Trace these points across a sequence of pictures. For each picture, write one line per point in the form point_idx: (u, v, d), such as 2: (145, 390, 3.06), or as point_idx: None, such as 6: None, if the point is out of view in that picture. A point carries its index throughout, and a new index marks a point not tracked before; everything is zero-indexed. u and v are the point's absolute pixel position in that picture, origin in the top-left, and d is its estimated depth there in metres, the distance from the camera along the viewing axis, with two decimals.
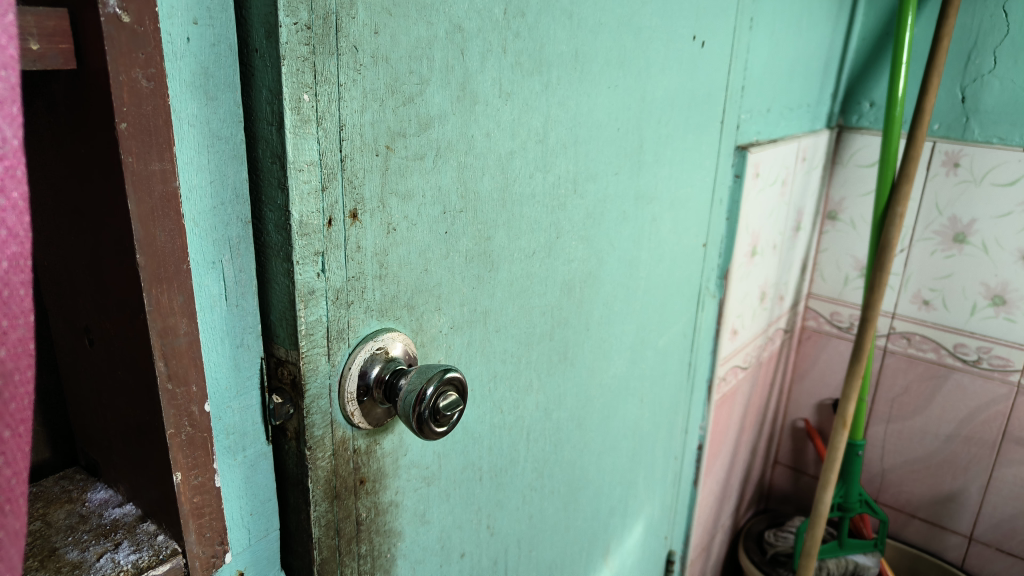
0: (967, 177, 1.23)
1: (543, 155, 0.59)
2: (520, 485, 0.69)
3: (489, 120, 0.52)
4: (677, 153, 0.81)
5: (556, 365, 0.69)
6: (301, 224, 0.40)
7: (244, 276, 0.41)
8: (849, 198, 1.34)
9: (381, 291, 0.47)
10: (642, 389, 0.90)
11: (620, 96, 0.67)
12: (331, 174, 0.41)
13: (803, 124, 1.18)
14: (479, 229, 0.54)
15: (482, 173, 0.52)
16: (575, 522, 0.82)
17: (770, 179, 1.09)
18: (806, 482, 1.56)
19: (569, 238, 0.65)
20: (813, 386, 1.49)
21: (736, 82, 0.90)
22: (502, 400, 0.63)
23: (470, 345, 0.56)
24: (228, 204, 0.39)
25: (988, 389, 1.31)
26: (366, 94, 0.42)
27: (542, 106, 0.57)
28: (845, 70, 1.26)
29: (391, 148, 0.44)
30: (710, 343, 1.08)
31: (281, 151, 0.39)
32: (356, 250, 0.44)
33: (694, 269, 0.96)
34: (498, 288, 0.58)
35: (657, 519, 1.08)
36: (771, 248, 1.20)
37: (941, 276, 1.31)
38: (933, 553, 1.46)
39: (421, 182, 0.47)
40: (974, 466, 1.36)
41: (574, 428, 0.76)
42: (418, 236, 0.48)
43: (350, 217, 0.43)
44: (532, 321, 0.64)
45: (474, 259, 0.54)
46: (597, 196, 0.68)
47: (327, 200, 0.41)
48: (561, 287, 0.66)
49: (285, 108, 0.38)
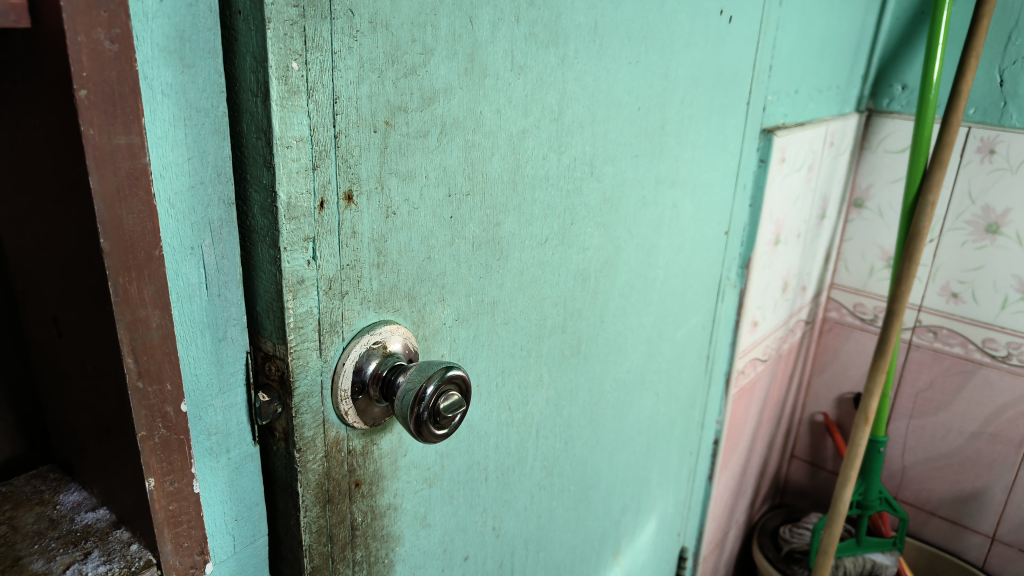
0: (1002, 164, 1.18)
1: (558, 134, 0.55)
2: (529, 485, 0.66)
3: (500, 95, 0.48)
4: (700, 136, 0.76)
5: (568, 358, 0.66)
6: (289, 207, 0.37)
7: (227, 263, 0.37)
8: (877, 185, 1.28)
9: (379, 281, 0.43)
10: (657, 383, 0.86)
11: (642, 72, 0.62)
12: (323, 151, 0.37)
13: (832, 107, 1.13)
14: (487, 214, 0.50)
15: (491, 154, 0.48)
16: (586, 521, 0.79)
17: (796, 164, 1.04)
18: (824, 477, 1.52)
19: (584, 225, 0.61)
20: (834, 379, 1.44)
21: (764, 62, 0.85)
22: (510, 396, 0.59)
23: (477, 338, 0.53)
24: (209, 184, 0.36)
25: (1017, 386, 1.26)
26: (363, 63, 0.38)
27: (558, 82, 0.53)
28: (877, 51, 1.20)
29: (391, 124, 0.41)
30: (729, 335, 1.03)
31: (266, 125, 0.35)
32: (351, 235, 0.40)
33: (715, 259, 0.91)
34: (507, 278, 0.54)
35: (670, 516, 1.05)
36: (795, 237, 1.15)
37: (971, 268, 1.25)
38: (954, 553, 1.41)
39: (424, 162, 0.43)
40: (999, 464, 1.32)
41: (587, 424, 0.73)
42: (420, 220, 0.44)
43: (345, 199, 0.39)
44: (543, 312, 0.60)
45: (482, 246, 0.50)
46: (615, 179, 0.64)
47: (319, 180, 0.37)
48: (575, 276, 0.63)
49: (271, 77, 0.34)
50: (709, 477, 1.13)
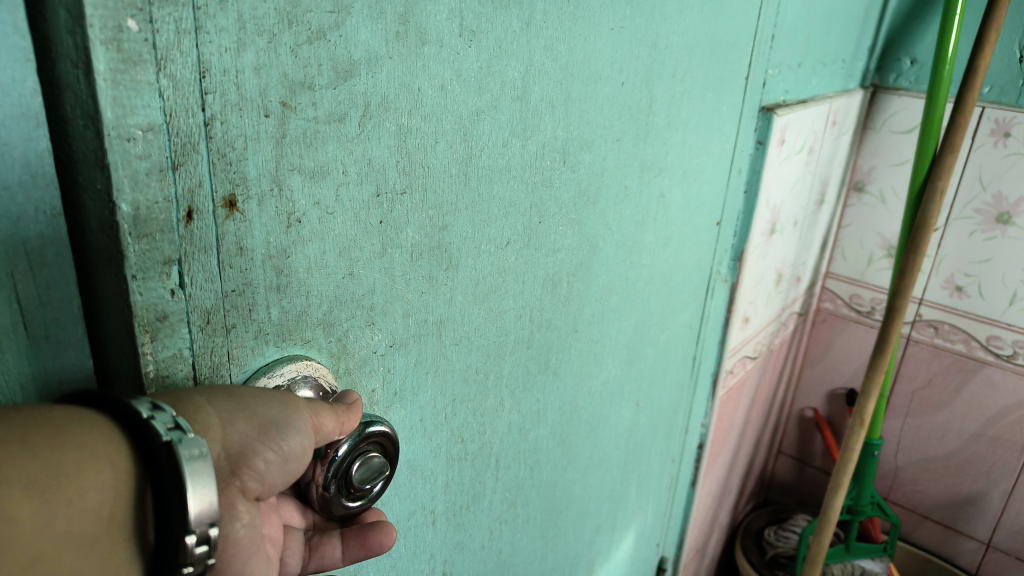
0: (1017, 149, 1.09)
1: (522, 116, 0.45)
2: (488, 520, 0.57)
3: (444, 67, 0.38)
4: (693, 115, 0.67)
5: (535, 376, 0.57)
6: (138, 220, 0.27)
7: (57, 293, 0.28)
8: (880, 167, 1.19)
9: (280, 308, 0.33)
10: (638, 392, 0.77)
11: (626, 40, 0.52)
12: (186, 144, 0.27)
13: (836, 83, 1.03)
14: (430, 216, 0.40)
15: (434, 142, 0.39)
16: (555, 548, 0.71)
17: (796, 146, 0.95)
18: (811, 473, 1.45)
19: (554, 223, 0.52)
20: (826, 372, 1.36)
21: (766, 31, 0.75)
22: (463, 427, 0.50)
23: (419, 366, 0.43)
24: (17, 188, 0.26)
25: (1021, 386, 1.18)
26: (244, 22, 0.28)
27: (522, 51, 0.43)
28: (886, 22, 1.10)
29: (289, 105, 0.31)
30: (718, 333, 0.95)
31: (94, 107, 0.25)
32: (236, 252, 0.31)
33: (706, 252, 0.82)
34: (458, 291, 0.44)
35: (649, 527, 0.97)
36: (791, 224, 1.06)
37: (978, 261, 1.17)
38: (946, 558, 1.35)
39: (341, 153, 0.34)
40: (998, 470, 1.25)
41: (557, 445, 0.64)
42: (337, 228, 0.35)
43: (224, 206, 0.29)
44: (504, 327, 0.50)
45: (425, 255, 0.41)
46: (593, 168, 0.54)
47: (183, 182, 0.28)
48: (543, 282, 0.53)
49: (93, 38, 0.24)
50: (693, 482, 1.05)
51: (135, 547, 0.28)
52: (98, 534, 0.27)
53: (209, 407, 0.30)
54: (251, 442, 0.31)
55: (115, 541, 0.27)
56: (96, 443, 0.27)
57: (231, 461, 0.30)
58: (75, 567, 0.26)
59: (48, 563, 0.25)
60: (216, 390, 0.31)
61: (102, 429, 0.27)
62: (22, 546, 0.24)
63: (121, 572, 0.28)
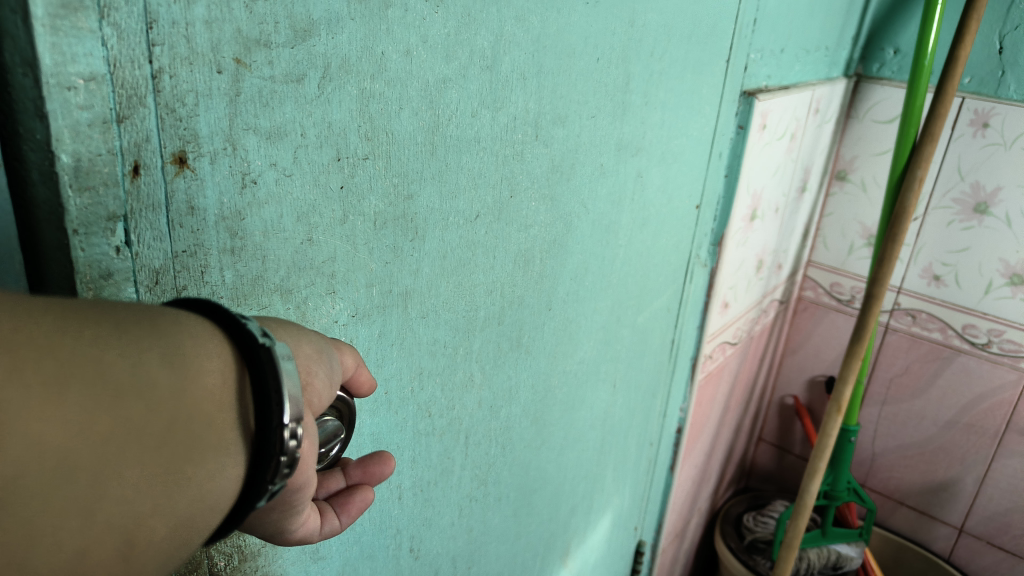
0: (997, 139, 1.09)
1: (492, 87, 0.44)
2: (457, 498, 0.57)
3: (409, 32, 0.37)
4: (672, 95, 0.66)
5: (506, 353, 0.56)
6: (79, 173, 0.26)
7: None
8: (861, 157, 1.20)
9: (234, 271, 0.33)
10: (614, 375, 0.77)
11: (602, 15, 0.52)
12: (132, 96, 0.27)
13: (820, 70, 1.03)
14: (395, 183, 0.39)
15: (399, 108, 0.38)
16: (527, 529, 0.70)
17: (778, 132, 0.94)
18: (790, 461, 1.46)
19: (526, 197, 0.51)
20: (805, 361, 1.37)
21: (749, 12, 0.74)
22: (430, 401, 0.49)
23: (384, 338, 0.43)
24: None
25: (996, 374, 1.19)
26: None
27: (492, 19, 0.42)
28: (869, 11, 1.10)
29: (243, 63, 0.30)
30: (697, 318, 0.95)
31: (32, 54, 0.24)
32: (188, 212, 0.30)
33: (684, 235, 0.82)
34: (425, 262, 0.44)
35: (626, 511, 0.97)
36: (772, 211, 1.06)
37: (956, 250, 1.18)
38: (919, 543, 1.36)
39: (299, 115, 0.33)
40: (971, 456, 1.26)
41: (530, 425, 0.64)
42: (295, 191, 0.34)
43: (174, 162, 0.29)
44: (474, 301, 0.50)
45: (389, 223, 0.40)
46: (566, 143, 0.53)
47: (129, 136, 0.27)
48: (515, 258, 0.52)
49: None
50: (670, 467, 1.05)
51: (247, 440, 0.26)
52: (212, 413, 0.25)
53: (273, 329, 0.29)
54: (312, 362, 0.30)
55: (226, 427, 0.26)
56: (200, 334, 0.26)
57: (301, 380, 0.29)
58: (194, 455, 0.24)
59: (171, 429, 0.24)
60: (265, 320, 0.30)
61: (203, 327, 0.26)
62: (143, 400, 0.23)
63: (235, 463, 0.26)
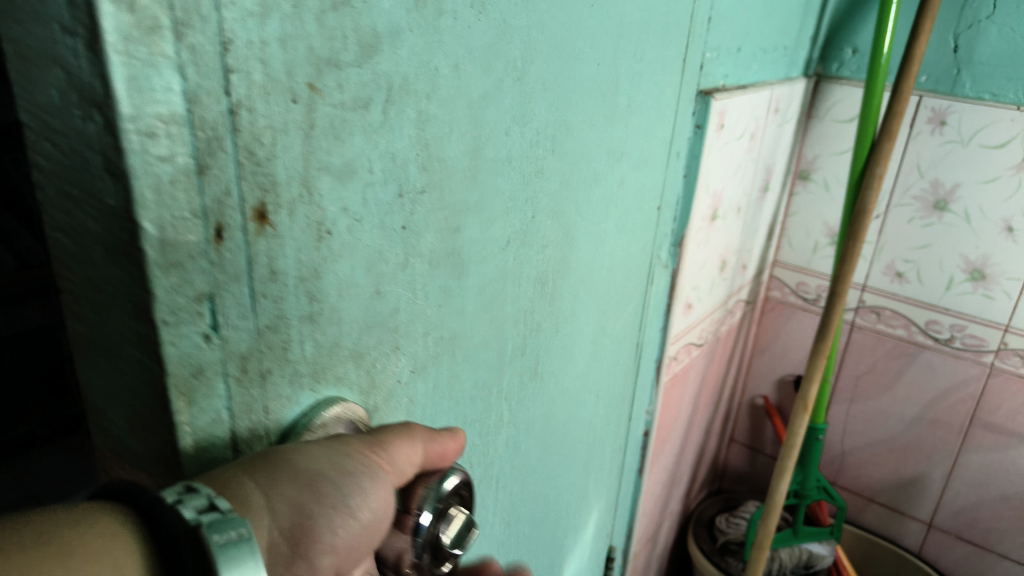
0: (954, 136, 1.11)
1: (522, 99, 0.40)
2: (483, 545, 0.52)
3: (459, 44, 0.32)
4: (645, 98, 0.63)
5: (527, 385, 0.52)
6: (164, 248, 0.23)
7: None
8: (824, 156, 1.20)
9: (313, 341, 0.30)
10: (594, 387, 0.74)
11: (601, 17, 0.48)
12: (211, 140, 0.23)
13: (779, 69, 1.03)
14: (446, 217, 0.35)
15: (450, 131, 0.33)
16: (531, 557, 0.67)
17: (736, 131, 0.93)
18: (761, 462, 1.46)
19: (543, 217, 0.47)
20: (775, 361, 1.37)
21: (705, 14, 0.72)
22: (468, 451, 0.45)
23: (438, 390, 0.39)
24: None
25: (959, 369, 1.21)
26: None
27: (521, 27, 0.37)
28: (828, 12, 1.10)
29: (316, 89, 0.26)
30: (661, 320, 0.92)
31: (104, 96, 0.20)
32: (268, 277, 0.26)
33: (647, 240, 0.79)
34: (469, 300, 0.39)
35: (601, 522, 0.94)
36: (734, 211, 1.05)
37: (917, 247, 1.19)
38: (891, 539, 1.39)
39: (366, 147, 0.29)
40: (939, 451, 1.28)
41: (541, 455, 0.60)
42: (364, 238, 0.30)
43: (255, 219, 0.25)
44: (504, 336, 0.45)
45: (443, 264, 0.36)
46: (573, 155, 0.49)
47: (213, 195, 0.23)
48: (535, 283, 0.48)
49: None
50: (640, 475, 1.03)
51: None
52: None
53: (251, 482, 0.27)
54: (304, 504, 0.28)
55: None
56: None
57: (289, 534, 0.27)
58: None
59: None
60: (254, 462, 0.28)
61: None
62: None
63: None
